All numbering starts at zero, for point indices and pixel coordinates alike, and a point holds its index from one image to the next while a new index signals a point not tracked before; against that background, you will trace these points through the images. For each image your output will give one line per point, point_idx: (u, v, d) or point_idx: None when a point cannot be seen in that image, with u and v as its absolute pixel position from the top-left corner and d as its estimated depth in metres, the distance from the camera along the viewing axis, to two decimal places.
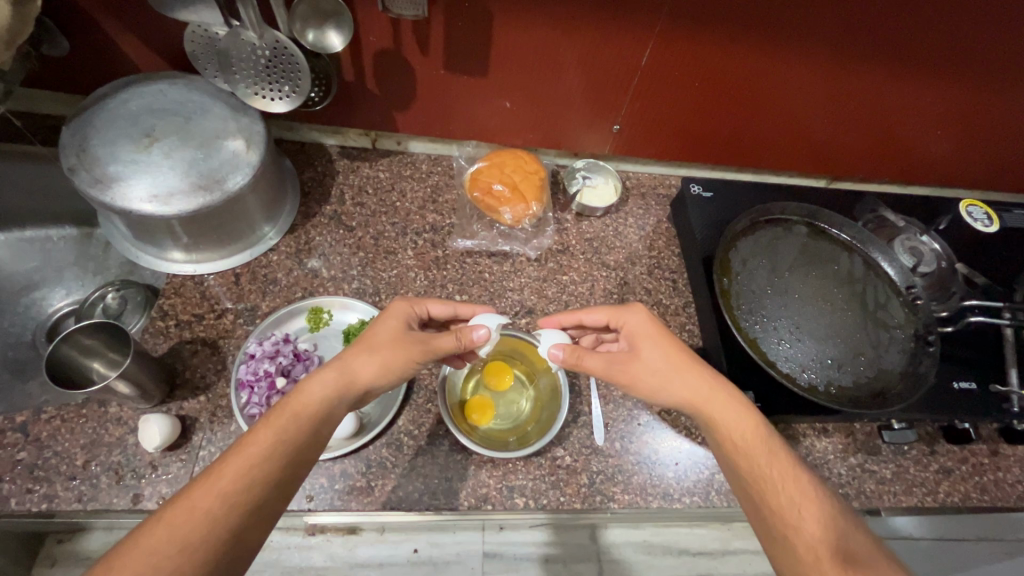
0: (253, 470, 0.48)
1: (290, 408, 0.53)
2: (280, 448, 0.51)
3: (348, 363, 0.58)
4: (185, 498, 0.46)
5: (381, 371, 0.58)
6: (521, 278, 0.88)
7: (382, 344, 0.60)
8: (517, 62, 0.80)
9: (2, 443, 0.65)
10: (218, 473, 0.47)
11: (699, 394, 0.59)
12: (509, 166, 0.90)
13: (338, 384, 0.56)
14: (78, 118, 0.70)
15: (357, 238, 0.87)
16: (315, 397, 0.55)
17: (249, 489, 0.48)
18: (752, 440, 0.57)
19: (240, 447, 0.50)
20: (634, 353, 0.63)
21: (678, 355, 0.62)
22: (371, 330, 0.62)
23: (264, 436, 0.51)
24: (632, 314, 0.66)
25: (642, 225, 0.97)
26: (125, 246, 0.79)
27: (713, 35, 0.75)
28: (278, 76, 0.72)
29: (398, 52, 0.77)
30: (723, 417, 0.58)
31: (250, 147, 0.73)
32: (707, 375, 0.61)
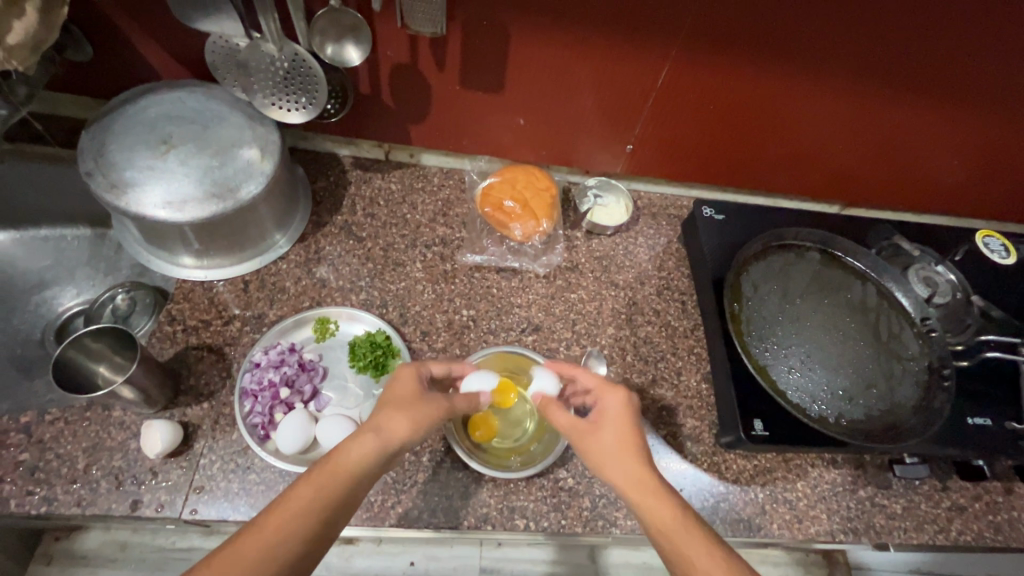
0: (292, 528, 0.50)
1: (327, 467, 0.54)
2: (318, 509, 0.51)
3: (380, 422, 0.57)
4: (225, 551, 0.49)
5: (412, 429, 0.58)
6: (529, 295, 0.87)
7: (409, 403, 0.59)
8: (533, 81, 0.80)
9: (6, 443, 0.65)
10: (261, 528, 0.50)
11: (631, 482, 0.57)
12: (521, 182, 0.90)
13: (377, 443, 0.56)
14: (99, 122, 0.71)
15: (366, 249, 0.87)
16: (354, 459, 0.54)
17: (288, 544, 0.50)
18: (670, 520, 0.54)
19: (284, 502, 0.51)
20: (595, 429, 0.61)
21: (626, 442, 0.60)
22: (396, 386, 0.62)
23: (304, 493, 0.52)
24: (610, 395, 0.64)
25: (652, 244, 0.96)
26: (137, 249, 0.80)
27: (726, 61, 0.76)
28: (295, 89, 0.72)
29: (415, 67, 0.77)
30: (647, 505, 0.55)
31: (265, 156, 0.73)
32: (642, 465, 0.58)
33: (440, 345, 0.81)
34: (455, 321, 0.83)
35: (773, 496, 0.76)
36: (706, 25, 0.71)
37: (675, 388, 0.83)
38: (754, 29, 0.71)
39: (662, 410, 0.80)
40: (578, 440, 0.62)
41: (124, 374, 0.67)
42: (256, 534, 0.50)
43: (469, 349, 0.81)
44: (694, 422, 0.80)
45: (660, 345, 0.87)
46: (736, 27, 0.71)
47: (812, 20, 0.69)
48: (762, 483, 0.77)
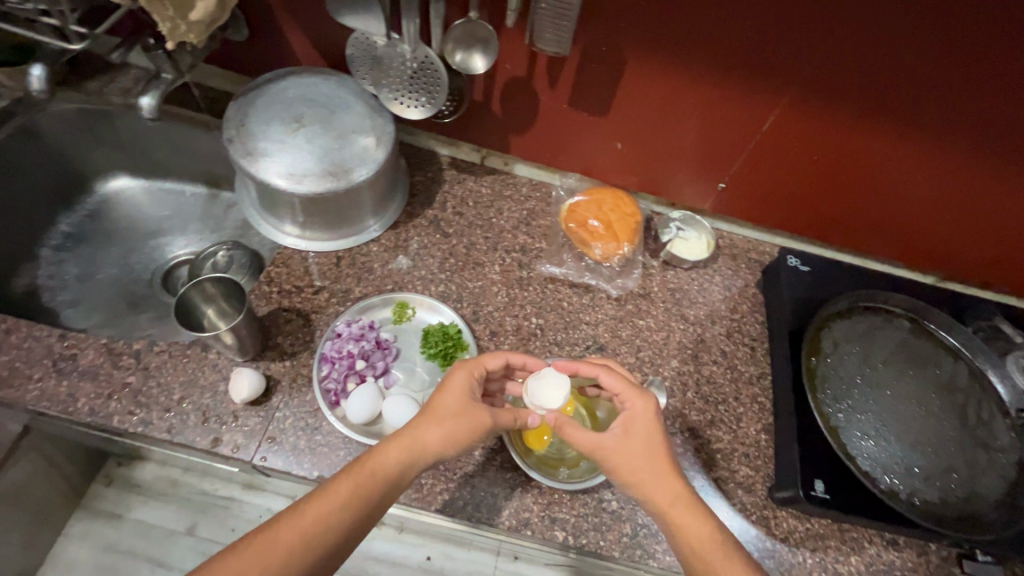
0: (330, 518, 0.54)
1: (368, 465, 0.58)
2: (355, 505, 0.56)
3: (419, 431, 0.61)
4: (271, 528, 0.53)
5: (448, 443, 0.61)
6: (598, 314, 0.88)
7: (450, 415, 0.62)
8: (639, 111, 0.83)
9: (118, 364, 0.73)
10: (301, 514, 0.54)
11: (667, 498, 0.59)
12: (607, 205, 0.92)
13: (414, 449, 0.60)
14: (245, 96, 0.80)
15: (450, 245, 0.92)
16: (391, 463, 0.58)
17: (327, 533, 0.54)
18: (710, 546, 0.56)
19: (322, 495, 0.55)
20: (620, 442, 0.62)
21: (654, 455, 0.61)
22: (440, 396, 0.64)
23: (344, 488, 0.56)
24: (639, 401, 0.65)
25: (728, 285, 0.95)
26: (250, 213, 0.88)
27: (836, 114, 0.76)
28: (419, 88, 0.78)
29: (528, 82, 0.81)
30: (684, 523, 0.58)
31: (379, 145, 0.79)
32: (678, 481, 0.60)
33: (506, 347, 0.83)
34: (524, 327, 0.85)
35: (824, 565, 0.73)
36: (825, 76, 0.71)
37: (733, 433, 0.81)
38: (871, 85, 0.70)
39: (717, 452, 0.79)
40: (610, 461, 0.62)
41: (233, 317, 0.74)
42: (297, 520, 0.54)
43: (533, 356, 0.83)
44: (748, 471, 0.78)
45: (722, 387, 0.85)
46: (853, 80, 0.71)
47: (939, 85, 0.68)
48: (813, 549, 0.74)
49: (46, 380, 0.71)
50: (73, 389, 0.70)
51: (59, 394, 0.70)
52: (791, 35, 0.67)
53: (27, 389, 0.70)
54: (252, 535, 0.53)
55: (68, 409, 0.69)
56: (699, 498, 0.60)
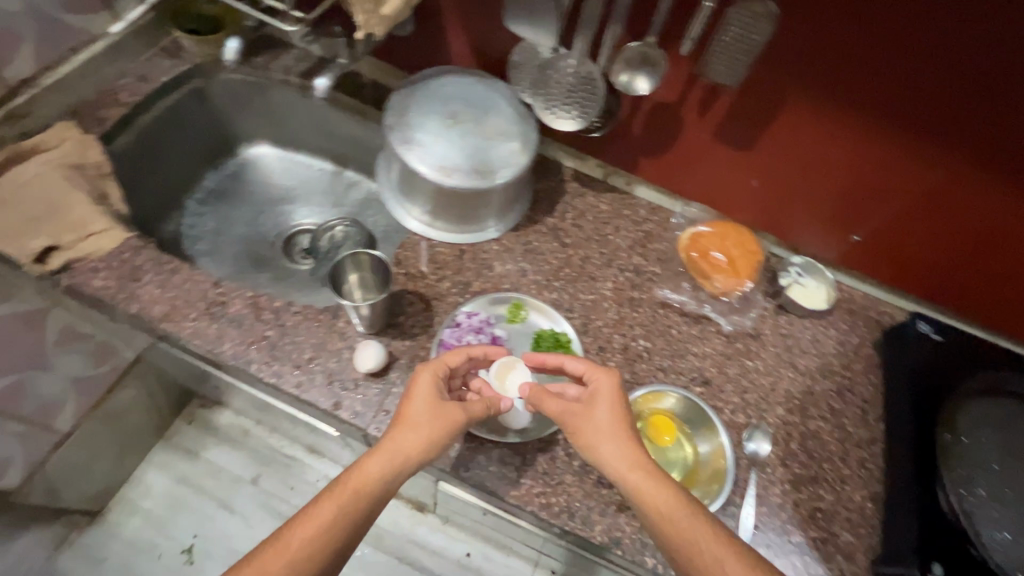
0: (316, 540, 0.58)
1: (349, 483, 0.61)
2: (340, 525, 0.58)
3: (396, 442, 0.63)
4: (260, 560, 0.56)
5: (427, 446, 0.64)
6: (706, 347, 0.87)
7: (423, 422, 0.65)
8: (785, 152, 0.81)
9: (260, 317, 0.79)
10: (285, 543, 0.57)
11: (626, 462, 0.63)
12: (731, 239, 0.91)
13: (393, 461, 0.62)
14: (407, 87, 0.85)
15: (566, 254, 0.93)
16: (370, 479, 0.61)
17: (317, 555, 0.57)
18: (676, 512, 0.60)
19: (303, 522, 0.58)
20: (586, 411, 0.67)
21: (618, 422, 0.66)
22: (406, 404, 0.67)
23: (324, 509, 0.59)
24: (604, 376, 0.69)
25: (845, 340, 0.91)
26: (387, 195, 0.94)
27: (1003, 177, 0.72)
28: (573, 101, 0.79)
29: (679, 107, 0.82)
30: (643, 487, 0.61)
31: (524, 151, 0.82)
32: (637, 449, 0.64)
33: (612, 364, 0.84)
34: (631, 347, 0.86)
35: None
36: (1000, 134, 0.68)
37: (837, 494, 0.78)
38: None
39: (817, 511, 0.76)
40: (575, 423, 0.67)
41: (371, 285, 0.81)
42: (283, 550, 0.57)
43: (637, 378, 0.83)
44: (850, 537, 0.75)
45: (829, 445, 0.82)
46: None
47: None
48: None
49: (199, 321, 0.78)
50: (221, 333, 0.77)
51: (209, 335, 0.77)
52: (979, 94, 0.66)
53: (184, 326, 0.77)
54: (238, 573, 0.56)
55: (216, 349, 0.76)
56: (656, 465, 0.64)
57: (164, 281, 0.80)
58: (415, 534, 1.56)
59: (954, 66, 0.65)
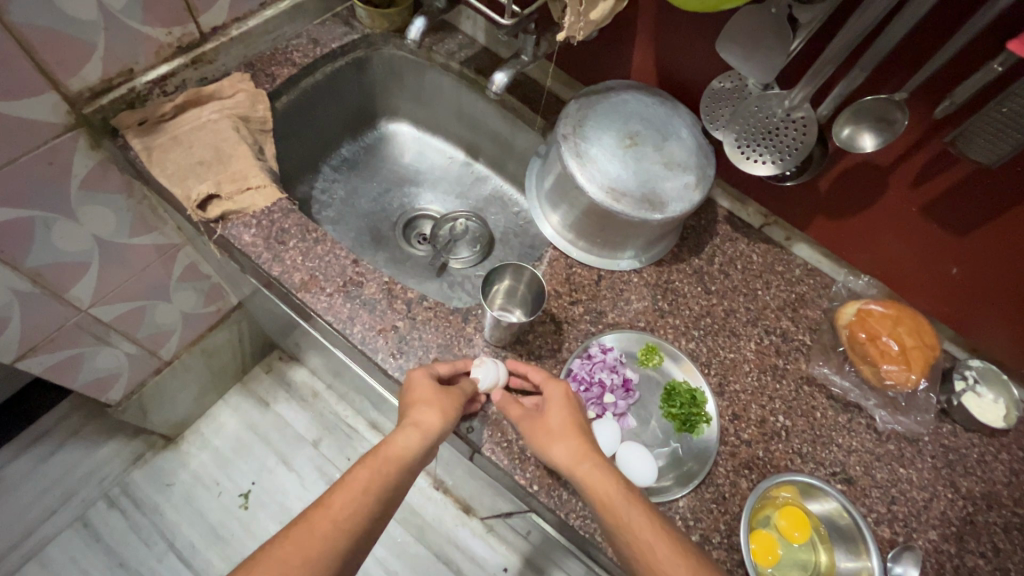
0: (357, 501, 0.56)
1: (380, 454, 0.61)
2: (373, 490, 0.58)
3: (416, 417, 0.64)
4: (304, 522, 0.54)
5: (444, 419, 0.64)
6: (853, 440, 0.77)
7: (436, 398, 0.65)
8: (1006, 246, 0.70)
9: (392, 306, 0.77)
10: (328, 506, 0.56)
11: (570, 456, 0.62)
12: (906, 325, 0.79)
13: (418, 435, 0.63)
14: (586, 98, 0.80)
15: (710, 303, 0.86)
16: (402, 449, 0.61)
17: (355, 518, 0.56)
18: (617, 500, 0.59)
19: (342, 486, 0.57)
20: (540, 414, 0.67)
21: (569, 420, 0.65)
22: (413, 386, 0.67)
23: (363, 476, 0.58)
24: (555, 385, 0.69)
25: (1017, 470, 0.78)
26: (532, 201, 0.90)
27: None
28: (770, 144, 0.71)
29: (887, 172, 0.73)
30: (590, 478, 0.61)
31: (699, 186, 0.76)
32: (584, 443, 0.64)
33: (745, 437, 0.75)
34: (769, 422, 0.77)
35: None
36: None
37: None
38: None
39: None
40: (525, 426, 0.67)
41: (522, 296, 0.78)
42: (326, 512, 0.55)
43: (771, 459, 0.75)
44: None
45: None
46: None
47: None
48: None
49: (335, 297, 0.77)
50: (353, 314, 0.76)
51: (341, 313, 0.76)
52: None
53: (319, 299, 0.76)
54: (287, 534, 0.54)
55: (346, 330, 0.75)
56: (603, 457, 0.63)
57: (307, 249, 0.80)
58: (456, 536, 1.53)
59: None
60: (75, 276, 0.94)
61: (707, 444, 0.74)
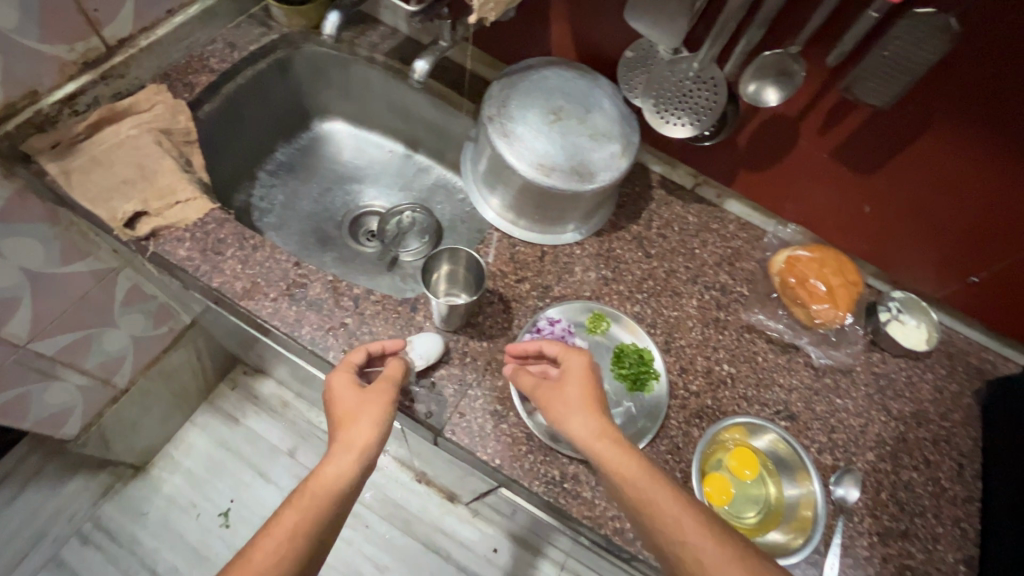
0: (284, 546, 0.53)
1: (310, 488, 0.58)
2: (304, 529, 0.55)
3: (347, 437, 0.62)
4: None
5: (375, 429, 0.63)
6: (793, 379, 0.82)
7: (362, 410, 0.64)
8: (912, 181, 0.75)
9: (340, 304, 0.77)
10: (250, 558, 0.52)
11: (590, 431, 0.62)
12: (831, 266, 0.84)
13: (350, 456, 0.60)
14: (507, 78, 0.81)
15: (650, 266, 0.89)
16: (332, 478, 0.58)
17: (281, 565, 0.52)
18: (636, 474, 0.57)
19: (268, 532, 0.54)
20: (558, 386, 0.67)
21: (587, 394, 0.65)
22: (338, 401, 0.65)
23: (290, 518, 0.55)
24: (576, 356, 0.68)
25: (941, 387, 0.85)
26: (470, 186, 0.91)
27: None
28: (686, 107, 0.74)
29: (798, 123, 0.77)
30: (610, 455, 0.59)
31: (625, 154, 0.78)
32: (603, 418, 0.63)
33: (693, 388, 0.79)
34: (714, 372, 0.81)
35: None
36: None
37: (928, 552, 0.72)
38: None
39: (907, 569, 0.71)
40: (543, 398, 0.67)
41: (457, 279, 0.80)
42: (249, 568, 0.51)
43: (719, 405, 0.79)
44: None
45: (921, 498, 0.76)
46: None
47: None
48: None
49: (280, 301, 0.76)
50: (300, 316, 0.76)
51: (288, 317, 0.76)
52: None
53: (263, 305, 0.76)
54: None
55: (294, 332, 0.75)
56: (624, 435, 0.62)
57: (245, 257, 0.79)
58: (442, 523, 1.55)
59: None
60: (5, 312, 0.90)
61: (658, 400, 0.77)
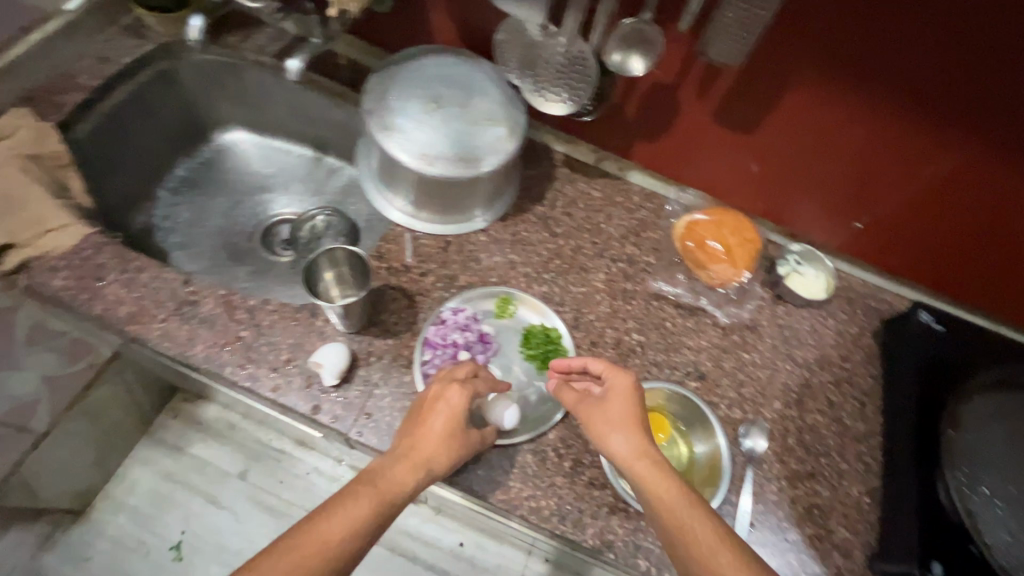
0: (345, 536, 0.54)
1: (378, 485, 0.59)
2: (366, 528, 0.56)
3: (426, 453, 0.62)
4: (290, 547, 0.53)
5: (450, 463, 0.64)
6: (701, 340, 0.84)
7: (450, 437, 0.64)
8: (790, 136, 0.78)
9: (235, 317, 0.75)
10: (312, 535, 0.54)
11: (634, 452, 0.62)
12: (728, 227, 0.87)
13: (422, 474, 0.61)
14: (386, 70, 0.79)
15: (557, 245, 0.89)
16: (399, 486, 0.59)
17: (340, 553, 0.54)
18: (676, 501, 0.58)
19: (332, 514, 0.55)
20: (600, 402, 0.66)
21: (630, 413, 0.65)
22: (435, 412, 0.65)
23: (357, 510, 0.56)
24: (620, 374, 0.67)
25: (843, 331, 0.88)
26: (368, 184, 0.89)
27: (1005, 164, 0.69)
28: (564, 82, 0.75)
29: (675, 89, 0.78)
30: (649, 478, 0.60)
31: (510, 136, 0.77)
32: (644, 439, 0.63)
33: (604, 359, 0.81)
34: (624, 342, 0.83)
35: None
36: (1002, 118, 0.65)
37: (834, 490, 0.76)
38: None
39: (814, 508, 0.74)
40: (585, 412, 0.67)
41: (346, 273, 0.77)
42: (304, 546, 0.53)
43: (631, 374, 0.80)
44: (846, 534, 0.73)
45: (826, 439, 0.80)
46: None
47: None
48: None
49: (169, 322, 0.74)
50: (193, 334, 0.73)
51: (179, 336, 0.73)
52: (1004, 74, 0.62)
53: (152, 327, 0.73)
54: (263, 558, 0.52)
55: (187, 352, 0.72)
56: (666, 459, 0.62)
57: (130, 280, 0.76)
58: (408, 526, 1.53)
59: (985, 42, 0.60)
60: None
61: None
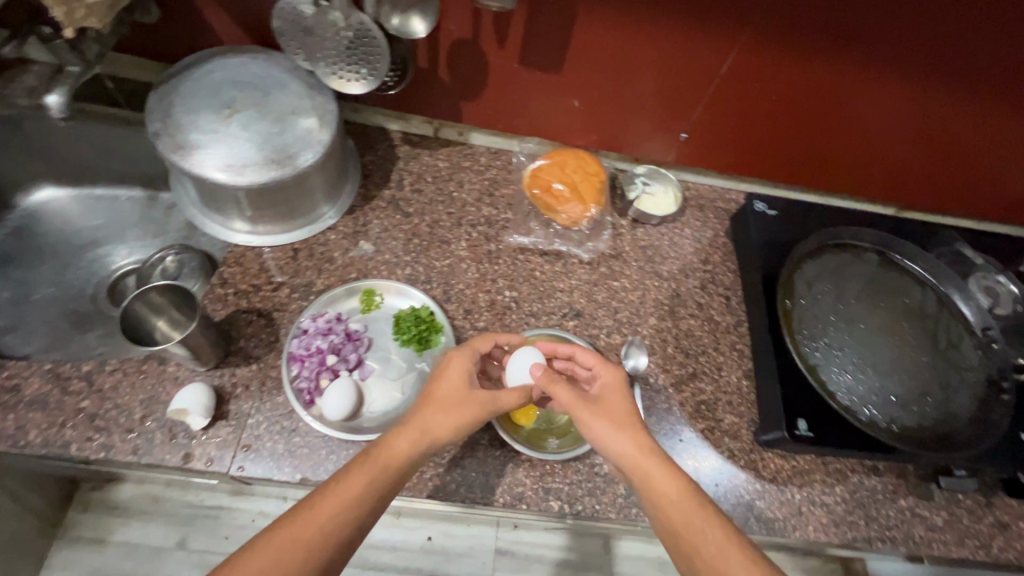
0: (344, 508, 0.52)
1: (379, 457, 0.56)
2: (367, 499, 0.53)
3: (428, 419, 0.60)
4: (291, 522, 0.51)
5: (455, 431, 0.60)
6: (572, 280, 0.87)
7: (453, 399, 0.62)
8: (597, 64, 0.80)
9: (69, 390, 0.68)
10: (318, 511, 0.51)
11: (638, 447, 0.59)
12: (570, 166, 0.89)
13: (424, 438, 0.58)
14: (166, 85, 0.73)
15: (412, 224, 0.87)
16: (405, 454, 0.57)
17: (339, 528, 0.51)
18: (679, 497, 0.56)
19: (333, 489, 0.53)
20: (599, 402, 0.64)
21: (624, 409, 0.63)
22: (446, 376, 0.64)
23: (355, 484, 0.53)
24: (608, 370, 0.67)
25: (699, 237, 0.94)
26: (192, 212, 0.82)
27: (783, 51, 0.74)
28: (356, 59, 0.73)
29: (476, 43, 0.78)
30: (653, 475, 0.58)
31: (323, 126, 0.73)
32: (643, 434, 0.61)
33: (482, 324, 0.81)
34: (498, 301, 0.83)
35: (811, 498, 0.75)
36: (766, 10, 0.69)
37: (715, 382, 0.81)
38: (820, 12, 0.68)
39: (701, 404, 0.79)
40: (574, 411, 0.63)
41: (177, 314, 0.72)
42: (302, 530, 0.50)
43: (511, 330, 0.81)
44: (733, 418, 0.79)
45: (701, 338, 0.85)
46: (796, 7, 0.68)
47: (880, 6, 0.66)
48: (800, 484, 0.76)
49: None
50: (22, 422, 0.66)
51: (6, 429, 0.65)
52: None
53: None
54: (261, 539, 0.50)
55: (19, 443, 0.65)
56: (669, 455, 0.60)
57: None
58: None
59: None
60: None
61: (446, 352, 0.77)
